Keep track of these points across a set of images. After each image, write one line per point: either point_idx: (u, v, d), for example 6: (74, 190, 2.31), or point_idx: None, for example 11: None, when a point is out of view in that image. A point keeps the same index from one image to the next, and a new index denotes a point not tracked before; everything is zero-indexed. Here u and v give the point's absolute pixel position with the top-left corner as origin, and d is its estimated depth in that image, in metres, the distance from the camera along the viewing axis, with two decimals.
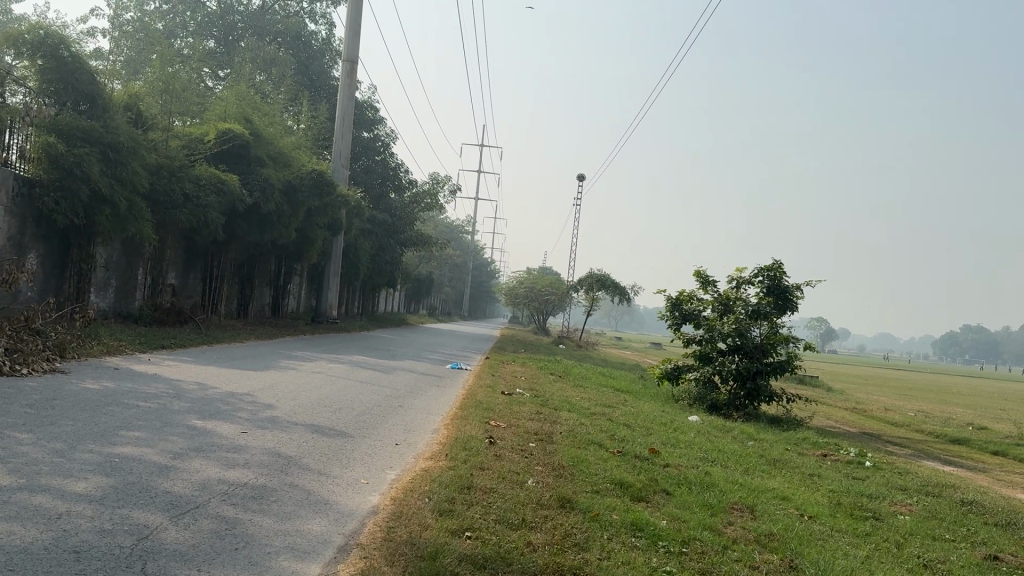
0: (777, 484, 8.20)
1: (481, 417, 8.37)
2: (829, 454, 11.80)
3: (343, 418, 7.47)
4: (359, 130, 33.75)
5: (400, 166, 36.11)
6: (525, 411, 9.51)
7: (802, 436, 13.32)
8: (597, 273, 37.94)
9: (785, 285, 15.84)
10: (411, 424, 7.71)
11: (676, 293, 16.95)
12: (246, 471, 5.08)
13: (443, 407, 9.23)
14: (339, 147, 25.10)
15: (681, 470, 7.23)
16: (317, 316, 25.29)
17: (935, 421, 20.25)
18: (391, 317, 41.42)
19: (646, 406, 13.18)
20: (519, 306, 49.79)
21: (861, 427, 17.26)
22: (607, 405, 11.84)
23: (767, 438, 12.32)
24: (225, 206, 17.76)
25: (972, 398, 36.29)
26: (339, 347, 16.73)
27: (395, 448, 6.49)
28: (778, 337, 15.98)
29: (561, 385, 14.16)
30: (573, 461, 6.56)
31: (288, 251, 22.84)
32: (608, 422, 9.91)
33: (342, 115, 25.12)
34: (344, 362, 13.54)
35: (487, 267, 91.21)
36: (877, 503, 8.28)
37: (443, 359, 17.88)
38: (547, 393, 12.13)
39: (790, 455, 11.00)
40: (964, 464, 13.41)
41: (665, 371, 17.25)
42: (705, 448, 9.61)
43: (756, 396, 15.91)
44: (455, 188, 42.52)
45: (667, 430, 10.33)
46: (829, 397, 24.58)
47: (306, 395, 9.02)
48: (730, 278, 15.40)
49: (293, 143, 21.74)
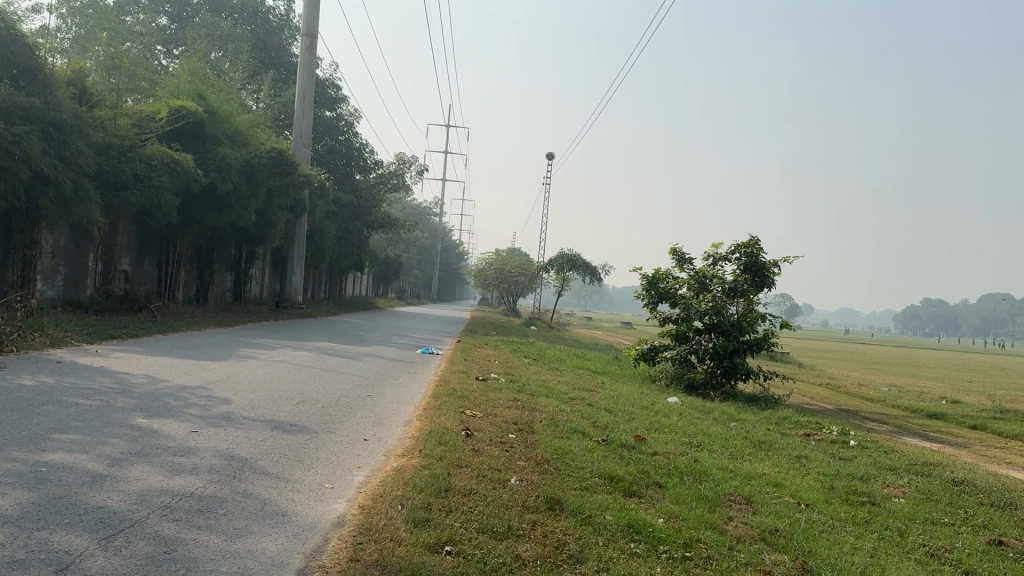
0: (767, 469, 7.78)
1: (455, 406, 7.83)
2: (812, 434, 11.37)
3: (306, 412, 6.91)
4: (321, 110, 32.80)
5: (365, 146, 35.23)
6: (502, 398, 9.01)
7: (782, 415, 12.93)
8: (567, 253, 37.46)
9: (762, 261, 15.47)
10: (379, 416, 7.17)
11: (651, 271, 16.52)
12: (194, 479, 4.51)
13: (413, 396, 8.68)
14: (299, 126, 24.29)
15: (670, 458, 6.77)
16: (281, 302, 24.54)
17: (910, 395, 20.13)
18: (358, 301, 40.64)
19: (623, 388, 12.74)
20: (488, 288, 49.25)
21: (839, 404, 17.00)
22: (585, 389, 11.37)
23: (747, 419, 11.87)
24: (179, 188, 16.95)
25: (941, 371, 36.54)
26: (303, 333, 16.09)
27: (363, 444, 5.96)
28: (755, 314, 15.63)
29: (535, 368, 13.69)
30: (557, 454, 6.07)
31: (249, 235, 22.05)
32: (588, 407, 9.44)
33: (302, 92, 24.25)
34: (308, 349, 12.93)
35: (456, 249, 90.38)
36: (870, 486, 7.89)
37: (412, 343, 17.32)
38: (522, 377, 11.64)
39: (773, 435, 10.60)
40: (945, 440, 13.17)
41: (641, 351, 16.86)
42: (689, 431, 9.18)
43: (733, 374, 15.57)
44: (421, 169, 41.72)
45: (649, 414, 9.88)
46: (802, 373, 24.40)
47: (266, 387, 8.43)
48: (706, 255, 14.99)
49: (251, 122, 20.89)
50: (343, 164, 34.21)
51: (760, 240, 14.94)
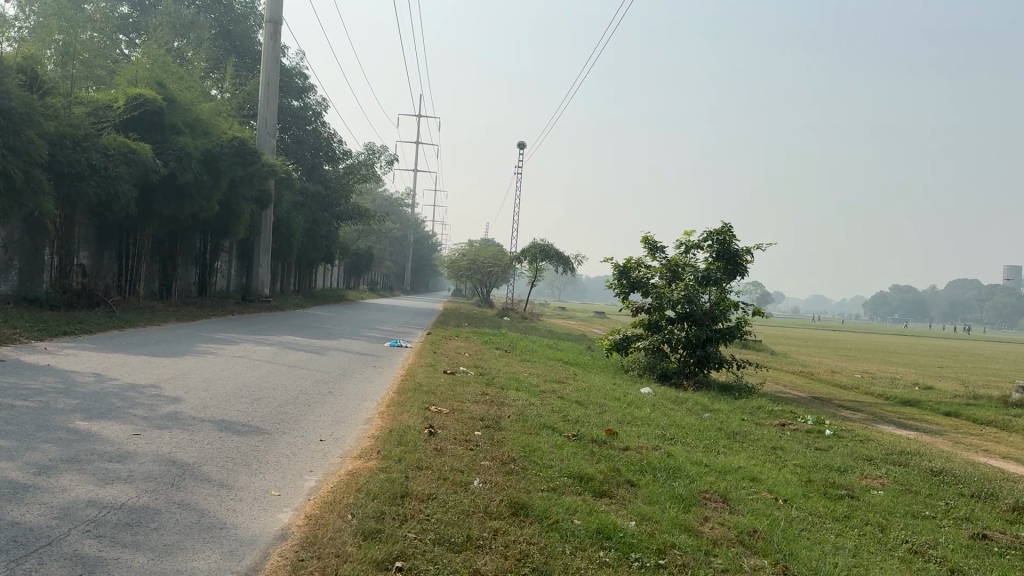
0: (743, 462, 7.55)
1: (420, 402, 7.51)
2: (787, 423, 11.16)
3: (260, 411, 6.55)
4: (288, 99, 32.15)
5: (333, 135, 34.64)
6: (469, 392, 8.69)
7: (756, 405, 12.74)
8: (540, 242, 37.19)
9: (734, 249, 15.27)
10: (338, 414, 6.83)
11: (623, 260, 16.27)
12: (127, 489, 4.15)
13: (376, 392, 8.35)
14: (264, 115, 23.75)
15: (642, 454, 6.50)
16: (247, 295, 24.04)
17: (882, 382, 20.14)
18: (329, 293, 40.08)
19: (595, 380, 12.49)
20: (461, 279, 48.88)
21: (812, 392, 16.90)
22: (556, 381, 11.10)
23: (721, 409, 11.66)
24: (137, 178, 16.40)
25: (912, 357, 36.77)
26: (268, 327, 15.66)
27: (318, 445, 5.62)
28: (728, 303, 15.46)
29: (506, 359, 13.40)
30: (524, 452, 5.77)
31: (213, 227, 21.51)
32: (559, 399, 9.16)
33: (266, 80, 23.66)
34: (271, 344, 12.53)
35: (428, 240, 89.77)
36: (847, 478, 7.70)
37: (381, 336, 16.95)
38: (492, 370, 11.33)
39: (748, 426, 10.39)
40: (919, 427, 13.09)
41: (614, 342, 16.63)
42: (662, 424, 8.94)
43: (706, 363, 15.40)
44: (391, 159, 41.19)
45: (622, 406, 9.62)
46: (775, 360, 24.36)
47: (222, 384, 8.04)
48: (678, 244, 14.76)
49: (213, 110, 20.32)
50: (311, 154, 33.63)
51: (733, 227, 14.74)
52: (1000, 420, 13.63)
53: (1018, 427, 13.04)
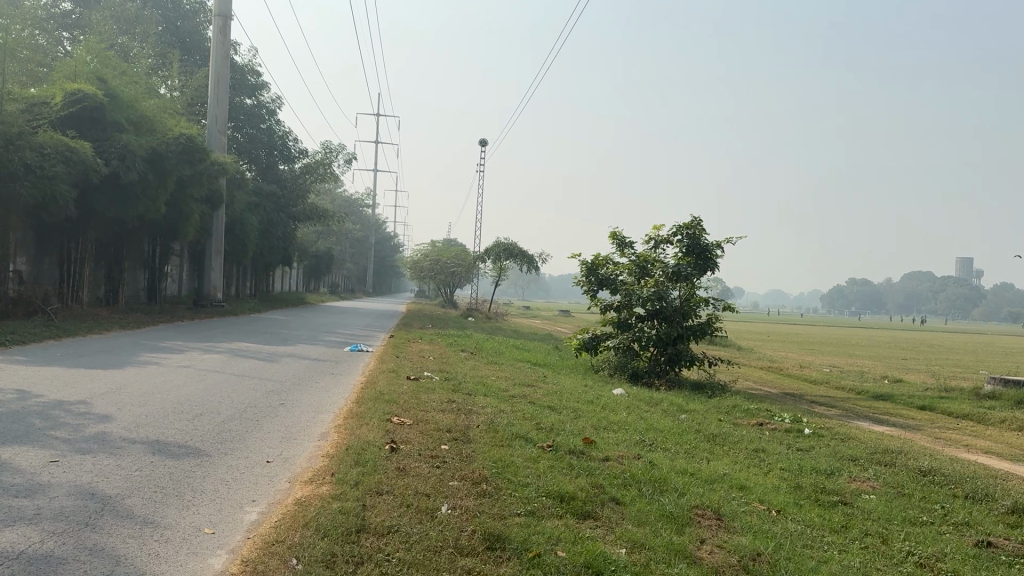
0: (727, 468, 7.08)
1: (380, 413, 6.91)
2: (765, 422, 10.73)
3: (202, 431, 5.91)
4: (241, 97, 31.22)
5: (289, 134, 33.76)
6: (434, 399, 8.11)
7: (731, 403, 12.32)
8: (503, 241, 36.63)
9: (705, 243, 14.73)
10: (290, 430, 6.21)
11: (591, 257, 15.79)
12: (30, 533, 3.50)
13: (333, 403, 7.73)
14: (214, 112, 22.88)
15: (624, 465, 5.98)
16: (199, 300, 23.16)
17: (852, 376, 19.95)
18: (287, 297, 39.12)
19: (565, 381, 11.98)
20: (424, 279, 48.13)
21: (784, 388, 16.57)
22: (525, 384, 10.55)
23: (696, 409, 11.20)
24: (77, 178, 15.50)
25: (876, 349, 36.90)
26: (219, 333, 14.89)
27: (264, 468, 5.00)
28: (698, 299, 15.07)
29: (471, 362, 12.84)
30: (496, 468, 5.21)
31: (161, 230, 20.60)
32: (529, 405, 8.61)
33: (216, 76, 22.79)
34: (222, 353, 11.80)
35: (389, 241, 88.66)
36: (837, 481, 7.26)
37: (341, 340, 16.27)
38: (457, 374, 10.75)
39: (726, 426, 9.94)
40: (896, 423, 12.80)
41: (583, 341, 16.16)
42: (639, 428, 8.43)
43: (677, 361, 14.98)
44: (350, 158, 40.36)
45: (596, 410, 9.10)
46: (744, 356, 24.09)
47: (162, 399, 7.35)
48: (648, 239, 14.32)
49: (160, 107, 19.43)
50: (266, 153, 32.76)
51: (703, 221, 14.34)
52: (976, 413, 13.40)
53: (995, 420, 12.81)
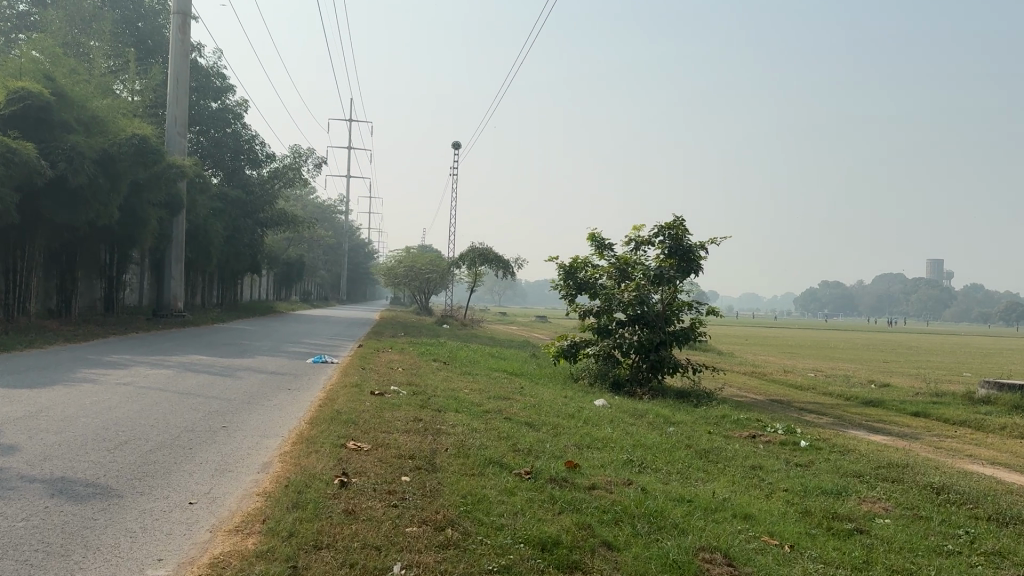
0: (728, 493, 6.31)
1: (334, 437, 6.08)
2: (758, 434, 10.00)
3: (120, 465, 5.04)
4: (205, 101, 30.17)
5: (256, 138, 32.73)
6: (399, 418, 7.27)
7: (719, 413, 11.60)
8: (478, 246, 35.81)
9: (688, 244, 13.90)
10: (226, 461, 5.37)
11: (569, 259, 15.01)
12: None
13: (283, 425, 6.88)
14: (172, 113, 21.87)
15: (613, 494, 5.21)
16: (159, 310, 22.13)
17: (838, 381, 19.31)
18: (256, 306, 37.95)
19: (544, 393, 11.18)
20: (397, 286, 47.13)
21: (771, 395, 15.92)
22: (501, 398, 9.72)
23: (683, 420, 10.45)
24: (19, 181, 14.47)
25: (858, 352, 36.48)
26: (174, 346, 13.95)
27: (184, 514, 4.15)
28: (681, 302, 14.36)
29: (443, 373, 11.99)
30: (465, 505, 4.40)
31: (116, 236, 19.57)
32: (504, 421, 7.82)
33: (175, 76, 21.78)
34: (170, 368, 10.86)
35: (363, 248, 87.31)
36: (847, 505, 6.54)
37: (305, 351, 15.36)
38: (426, 387, 9.90)
39: (718, 440, 9.17)
40: (891, 431, 12.17)
41: (561, 348, 15.37)
42: (626, 445, 7.67)
43: (660, 368, 14.26)
44: (320, 163, 39.36)
45: (578, 426, 8.32)
46: (726, 361, 23.45)
47: (86, 423, 6.45)
48: (628, 239, 13.57)
49: (114, 108, 18.43)
50: (231, 157, 31.73)
51: (686, 221, 13.63)
52: (974, 420, 12.78)
53: (994, 426, 12.21)
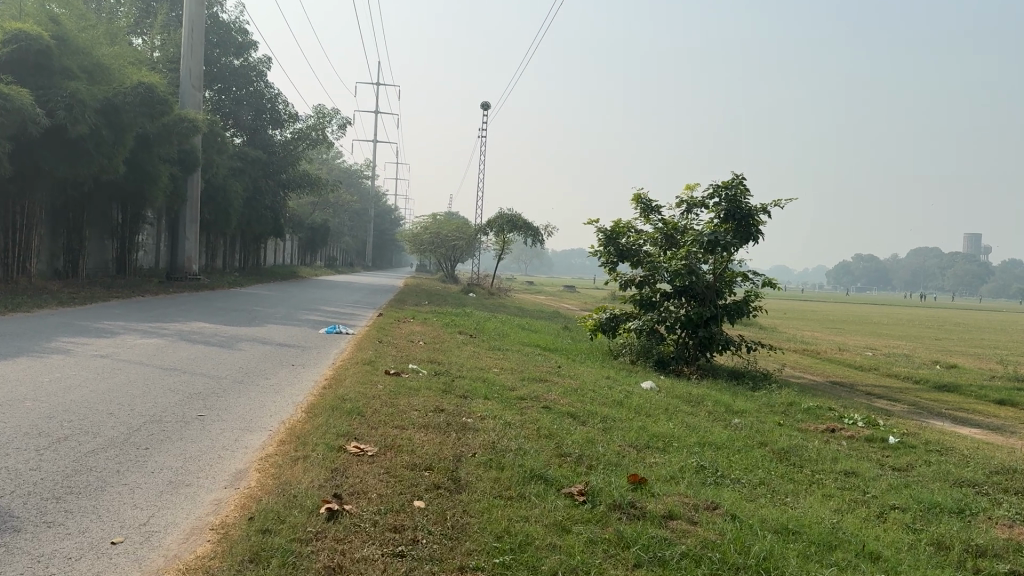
0: (837, 519, 4.94)
1: (333, 436, 4.75)
2: (838, 429, 8.57)
3: (40, 476, 3.75)
4: (226, 57, 28.77)
5: (278, 96, 31.38)
6: (417, 408, 5.93)
7: (785, 399, 10.20)
8: (507, 212, 34.36)
9: (747, 207, 12.21)
10: (186, 472, 4.06)
11: (611, 223, 13.49)
12: None
13: (275, 415, 5.57)
14: (187, 65, 20.53)
15: (700, 528, 3.87)
16: (172, 273, 21.04)
17: (898, 361, 17.73)
18: (277, 270, 36.89)
19: (585, 374, 9.81)
20: (423, 252, 45.86)
21: (831, 376, 14.47)
22: (537, 380, 8.36)
23: (747, 409, 9.07)
24: (12, 131, 13.22)
25: (904, 328, 34.66)
26: (177, 312, 12.76)
27: (95, 565, 2.86)
28: (734, 273, 12.87)
29: (470, 348, 10.65)
30: (503, 557, 3.07)
31: (124, 194, 18.39)
32: (543, 412, 6.49)
33: (190, 24, 20.43)
34: (163, 338, 9.61)
35: (389, 214, 86.05)
36: (987, 533, 5.15)
37: (319, 319, 14.12)
38: (451, 366, 8.58)
39: (795, 437, 7.77)
40: (978, 423, 10.72)
41: (599, 322, 13.95)
42: (694, 445, 6.33)
43: (710, 345, 12.86)
44: (344, 124, 38.03)
45: (633, 418, 6.98)
46: (773, 337, 21.89)
47: (30, 409, 5.17)
48: (678, 201, 12.05)
49: (123, 56, 17.19)
50: (253, 115, 30.45)
51: (746, 180, 12.05)
52: None
53: None
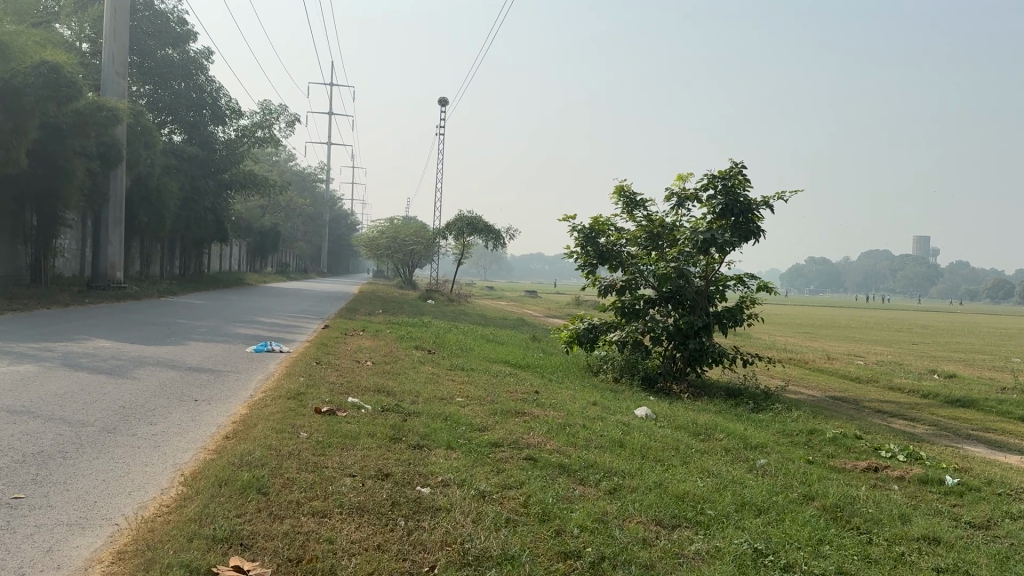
0: None
1: (204, 549, 2.98)
2: (881, 468, 6.97)
3: None
4: (163, 48, 26.52)
5: (219, 90, 29.19)
6: (351, 472, 4.16)
7: (802, 425, 8.60)
8: (467, 214, 32.52)
9: (745, 200, 10.58)
10: None
11: (590, 220, 11.76)
12: None
13: (135, 493, 3.78)
14: (110, 49, 18.36)
15: None
16: (93, 281, 18.83)
17: (896, 371, 16.28)
18: (222, 276, 34.63)
19: (568, 400, 8.05)
20: (380, 257, 43.80)
21: (832, 391, 12.97)
22: (512, 415, 6.58)
23: (767, 441, 7.44)
24: None
25: (880, 332, 33.55)
26: (77, 328, 10.72)
27: None
28: (727, 277, 11.29)
29: (428, 369, 8.83)
30: None
31: (34, 193, 16.19)
32: (524, 468, 4.74)
33: (113, 4, 18.31)
34: (38, 363, 7.60)
35: (344, 219, 83.66)
36: None
37: (252, 334, 12.18)
38: (403, 397, 6.76)
39: (839, 485, 6.13)
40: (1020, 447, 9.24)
41: (575, 333, 12.25)
42: (734, 512, 4.65)
43: (700, 359, 11.25)
44: (292, 121, 35.87)
45: (640, 469, 5.28)
46: (756, 346, 20.39)
47: None
48: (668, 194, 10.44)
49: (28, 35, 15.01)
50: (192, 111, 28.20)
51: (746, 169, 10.46)
52: None
53: None
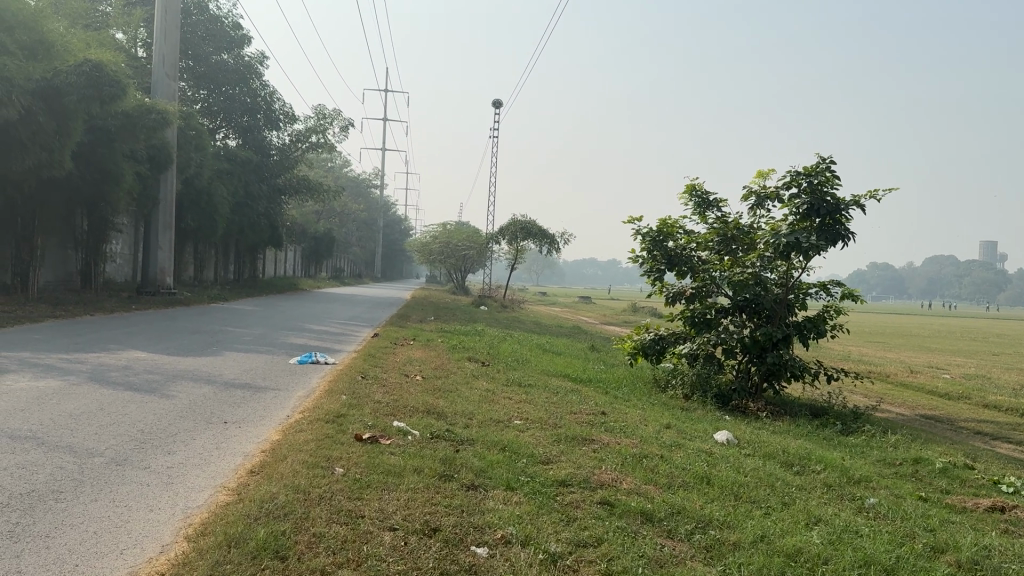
0: None
1: None
2: (1010, 508, 5.96)
3: None
4: (218, 52, 26.41)
5: (272, 94, 28.99)
6: (394, 525, 3.39)
7: (904, 452, 7.60)
8: (521, 218, 31.77)
9: (832, 199, 9.58)
10: None
11: (658, 221, 10.86)
12: None
13: (130, 553, 3.06)
14: (161, 51, 18.10)
15: None
16: (144, 286, 18.58)
17: (988, 387, 14.95)
18: (275, 282, 34.56)
19: (640, 423, 7.19)
20: (433, 262, 43.35)
21: (923, 409, 11.80)
22: (579, 443, 5.77)
23: (870, 474, 6.47)
24: None
25: (959, 342, 31.72)
26: (116, 336, 10.24)
27: None
28: (808, 284, 10.32)
29: (482, 386, 8.06)
30: None
31: (83, 197, 15.95)
32: (600, 518, 3.92)
33: (164, 7, 18.08)
34: (62, 377, 7.04)
35: (398, 224, 83.80)
36: None
37: (298, 343, 11.57)
38: (456, 420, 5.99)
39: (969, 532, 5.15)
40: None
41: (639, 345, 11.34)
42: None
43: (779, 375, 10.27)
44: (346, 126, 35.61)
45: (734, 514, 4.41)
46: (829, 357, 19.16)
47: None
48: (747, 192, 9.51)
49: (75, 35, 14.77)
50: (245, 115, 28.06)
51: (833, 165, 9.47)
52: None
53: None
